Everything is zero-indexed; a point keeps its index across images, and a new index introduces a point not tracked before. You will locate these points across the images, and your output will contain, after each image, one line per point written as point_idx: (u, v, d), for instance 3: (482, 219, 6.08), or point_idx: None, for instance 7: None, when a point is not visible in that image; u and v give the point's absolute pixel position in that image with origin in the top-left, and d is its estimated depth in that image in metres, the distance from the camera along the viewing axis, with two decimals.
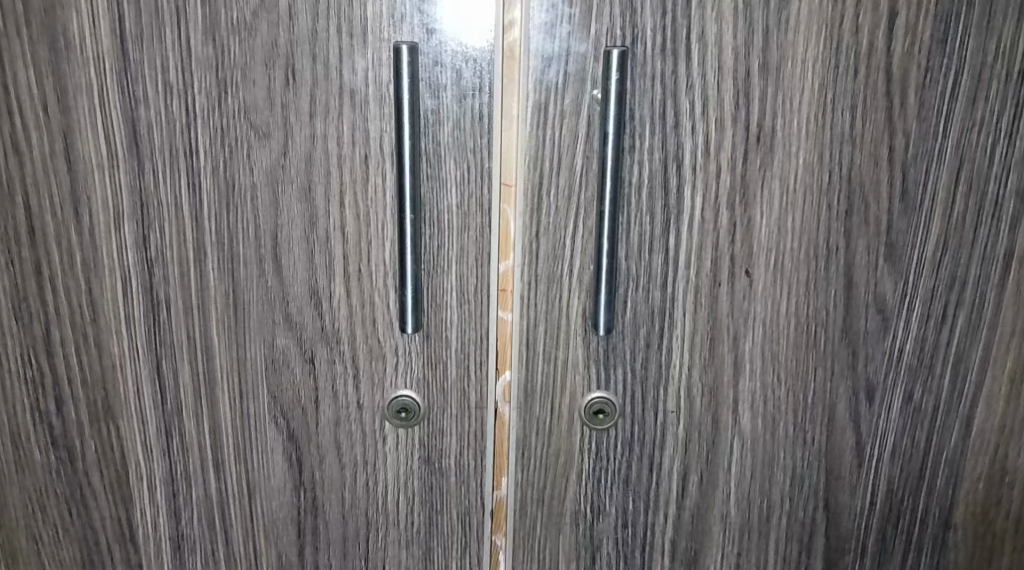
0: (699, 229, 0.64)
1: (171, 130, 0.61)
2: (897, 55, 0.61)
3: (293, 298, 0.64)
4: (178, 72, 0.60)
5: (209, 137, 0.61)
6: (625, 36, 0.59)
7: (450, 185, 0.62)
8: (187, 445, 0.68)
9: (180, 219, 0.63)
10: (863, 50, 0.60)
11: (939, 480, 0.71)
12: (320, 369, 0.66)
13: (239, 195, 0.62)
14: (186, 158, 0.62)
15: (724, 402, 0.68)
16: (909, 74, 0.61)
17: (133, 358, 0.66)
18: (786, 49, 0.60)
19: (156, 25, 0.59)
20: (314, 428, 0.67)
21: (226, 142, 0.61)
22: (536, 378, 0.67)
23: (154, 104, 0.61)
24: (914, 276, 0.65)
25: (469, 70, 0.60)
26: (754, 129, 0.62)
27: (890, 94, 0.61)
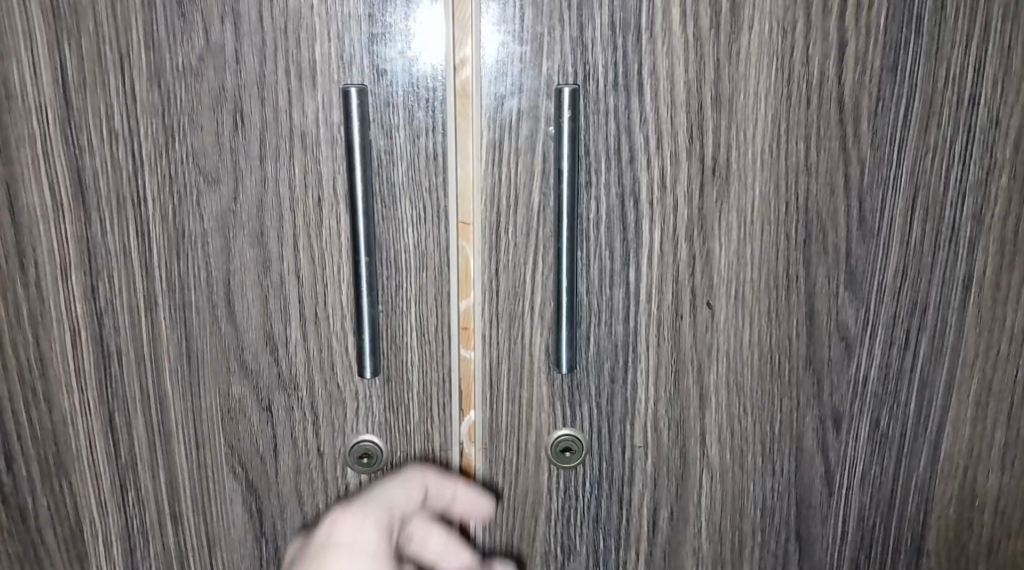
0: (658, 262, 0.63)
1: (117, 178, 0.60)
2: (849, 85, 0.61)
3: (248, 345, 0.63)
4: (123, 119, 0.59)
5: (156, 183, 0.60)
6: (577, 72, 0.59)
7: (406, 225, 0.61)
8: (142, 498, 0.67)
9: (130, 268, 0.62)
10: (814, 80, 0.61)
11: (909, 507, 0.70)
12: (278, 416, 0.65)
13: (190, 241, 0.61)
14: (134, 206, 0.61)
15: (691, 436, 0.68)
16: (862, 103, 0.61)
17: (85, 412, 0.65)
18: (738, 82, 0.60)
19: (99, 73, 0.58)
20: (273, 477, 0.66)
21: (175, 189, 0.60)
22: (501, 417, 0.66)
23: (99, 152, 0.60)
24: (876, 303, 0.65)
25: (421, 109, 0.59)
26: (709, 162, 0.62)
27: (844, 124, 0.62)
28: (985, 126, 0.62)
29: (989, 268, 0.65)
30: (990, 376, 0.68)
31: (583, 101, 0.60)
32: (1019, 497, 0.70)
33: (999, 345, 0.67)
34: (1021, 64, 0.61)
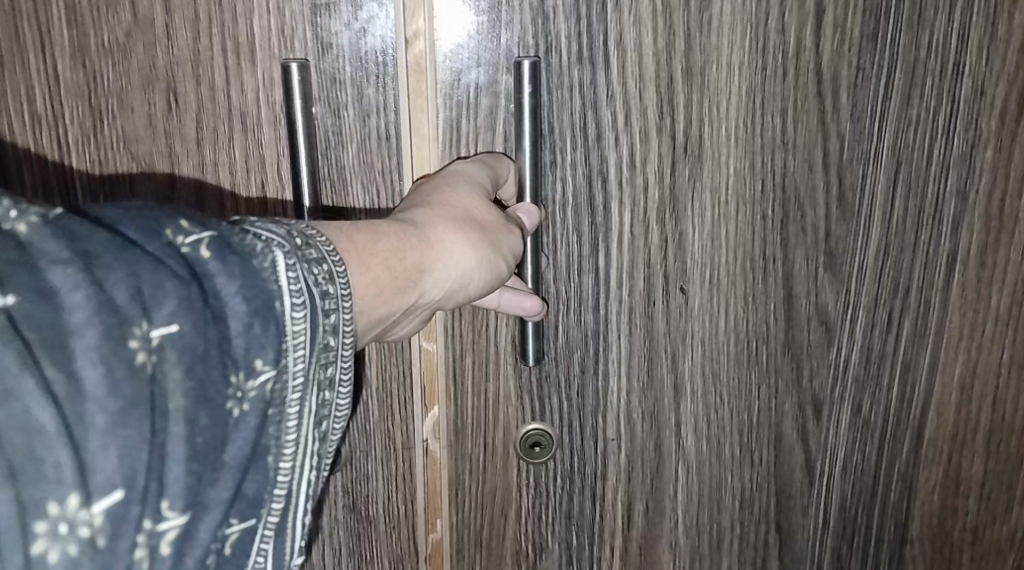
0: (629, 246, 0.60)
1: (42, 165, 0.56)
2: (827, 55, 0.57)
3: None
4: (45, 102, 0.55)
5: (85, 170, 0.56)
6: (538, 44, 0.55)
7: (358, 211, 0.57)
8: None
9: None
10: (789, 50, 0.57)
11: (892, 494, 0.68)
12: None
13: None
14: (62, 195, 0.57)
15: (666, 426, 0.65)
16: (841, 74, 0.58)
17: None
18: (710, 53, 0.57)
19: (18, 51, 0.54)
20: None
21: (105, 176, 0.56)
22: (466, 414, 0.63)
23: (22, 137, 0.56)
24: (856, 285, 0.62)
25: (371, 85, 0.55)
26: (681, 139, 0.58)
27: (823, 95, 0.58)
28: (970, 97, 0.59)
29: (974, 246, 0.62)
30: (974, 358, 0.65)
31: (545, 75, 0.56)
32: (1002, 482, 0.69)
33: (984, 325, 0.64)
34: (1007, 29, 0.58)
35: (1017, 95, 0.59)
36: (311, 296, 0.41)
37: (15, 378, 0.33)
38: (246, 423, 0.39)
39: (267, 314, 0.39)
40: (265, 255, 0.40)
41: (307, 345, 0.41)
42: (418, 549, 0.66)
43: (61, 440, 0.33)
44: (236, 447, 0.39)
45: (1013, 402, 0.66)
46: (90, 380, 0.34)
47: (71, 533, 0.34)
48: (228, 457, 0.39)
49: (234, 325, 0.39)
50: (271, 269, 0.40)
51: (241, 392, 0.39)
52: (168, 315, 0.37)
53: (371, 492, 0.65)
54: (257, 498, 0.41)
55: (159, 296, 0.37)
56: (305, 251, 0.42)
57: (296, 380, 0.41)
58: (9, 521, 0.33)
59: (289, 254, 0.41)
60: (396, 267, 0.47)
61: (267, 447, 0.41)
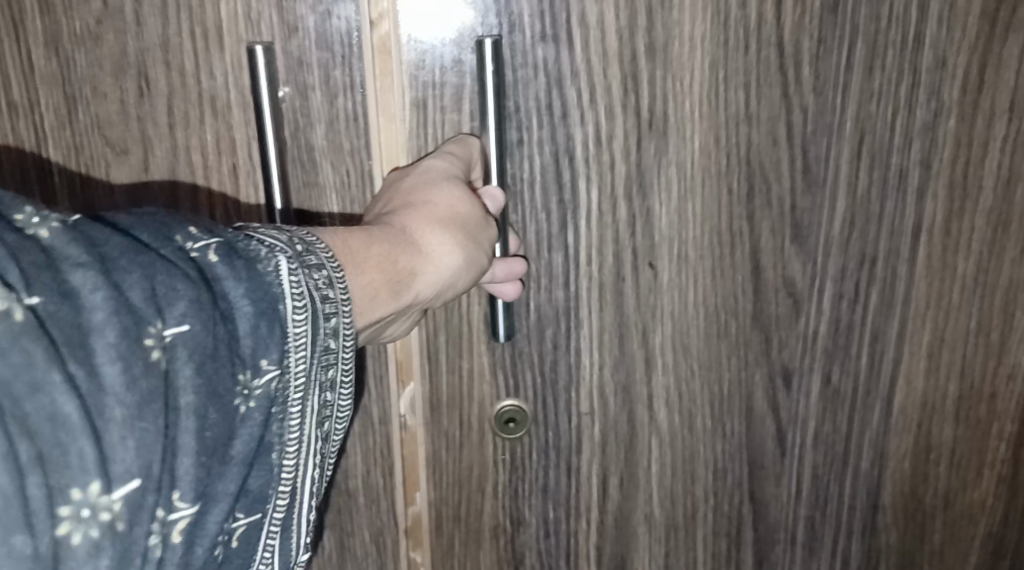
0: (597, 222, 0.61)
1: (20, 152, 0.58)
2: (789, 29, 0.58)
3: None
4: (22, 92, 0.56)
5: (62, 156, 0.58)
6: (502, 23, 0.56)
7: (330, 190, 0.58)
8: None
9: None
10: (750, 25, 0.58)
11: (864, 462, 0.70)
12: None
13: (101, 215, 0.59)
14: (40, 180, 0.59)
15: (638, 400, 0.66)
16: (802, 49, 0.59)
17: None
18: (672, 29, 0.58)
19: None
20: None
21: (81, 161, 0.58)
22: (441, 391, 0.64)
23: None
24: (822, 257, 0.64)
25: (337, 67, 0.55)
26: (646, 115, 0.59)
27: (784, 69, 0.59)
28: (931, 68, 0.60)
29: (938, 215, 0.64)
30: (941, 327, 0.67)
31: (509, 53, 0.57)
32: (972, 449, 0.70)
33: (950, 294, 0.66)
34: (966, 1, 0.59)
35: (978, 64, 0.60)
36: (313, 300, 0.43)
37: (43, 372, 0.34)
38: (252, 419, 0.42)
39: (273, 316, 0.42)
40: (271, 259, 0.43)
41: (308, 348, 0.44)
42: (398, 521, 0.68)
43: (85, 430, 0.35)
44: (243, 441, 0.42)
45: (981, 368, 0.68)
46: (111, 377, 0.36)
47: (93, 518, 0.36)
48: (235, 450, 0.42)
49: (241, 326, 0.41)
50: (275, 274, 0.43)
51: (248, 389, 0.41)
52: (179, 316, 0.39)
53: (350, 467, 0.66)
54: (262, 492, 0.44)
55: (171, 297, 0.39)
56: (306, 257, 0.45)
57: (298, 379, 0.44)
58: (38, 505, 0.34)
59: (292, 260, 0.43)
60: (389, 271, 0.50)
61: (270, 444, 0.44)
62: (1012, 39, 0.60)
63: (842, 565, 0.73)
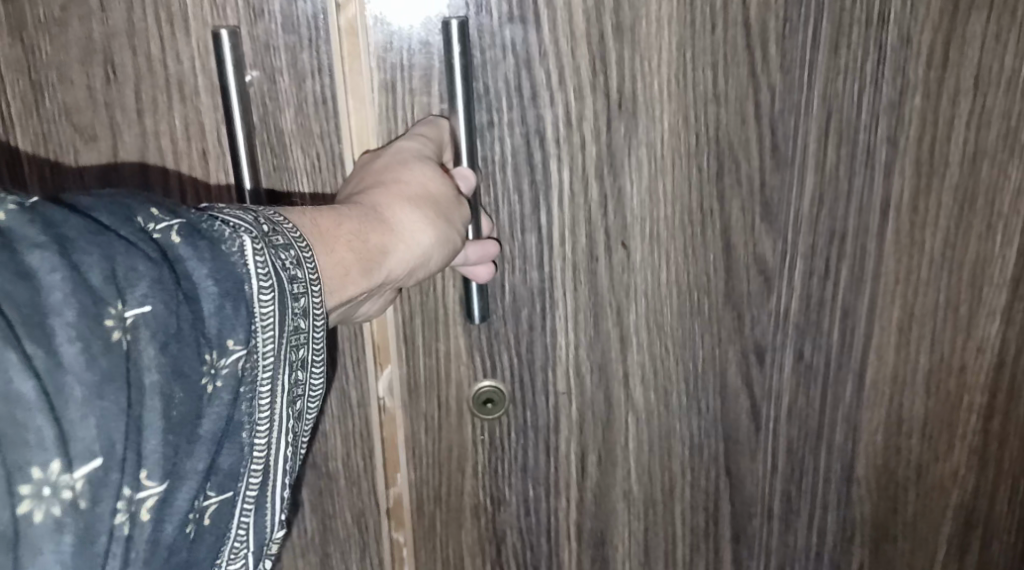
0: (569, 202, 0.62)
1: None
2: (755, 8, 0.59)
3: None
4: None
5: (31, 143, 0.58)
6: (469, 5, 0.56)
7: (300, 172, 0.59)
8: None
9: None
10: (717, 4, 0.58)
11: (837, 436, 0.71)
12: None
13: None
14: (11, 166, 0.58)
15: (614, 378, 0.67)
16: (768, 27, 0.59)
17: None
18: (639, 10, 0.58)
19: None
20: None
21: (51, 148, 0.58)
22: (418, 374, 0.65)
23: None
24: (792, 233, 0.65)
25: (304, 51, 0.56)
26: (614, 95, 0.60)
27: (751, 48, 0.60)
28: (897, 44, 0.61)
29: (906, 191, 0.65)
30: (911, 301, 0.68)
31: (477, 35, 0.57)
32: (943, 421, 0.72)
33: (919, 268, 0.67)
34: None
35: (942, 42, 0.61)
36: (279, 280, 0.44)
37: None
38: (220, 398, 0.42)
39: (238, 295, 0.42)
40: (234, 238, 0.43)
41: (276, 327, 0.44)
42: (379, 501, 0.69)
43: (42, 407, 0.36)
44: (212, 420, 0.42)
45: (952, 342, 0.69)
46: (68, 354, 0.37)
47: (54, 496, 0.36)
48: (204, 429, 0.42)
49: (206, 306, 0.42)
50: (240, 254, 0.43)
51: (214, 369, 0.42)
52: (140, 295, 0.39)
53: (330, 449, 0.67)
54: (235, 472, 0.45)
55: (132, 278, 0.39)
56: (273, 238, 0.45)
57: (267, 359, 0.44)
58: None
59: (257, 240, 0.44)
60: (361, 249, 0.51)
61: (241, 423, 0.44)
62: (975, 16, 0.61)
63: (817, 536, 0.75)
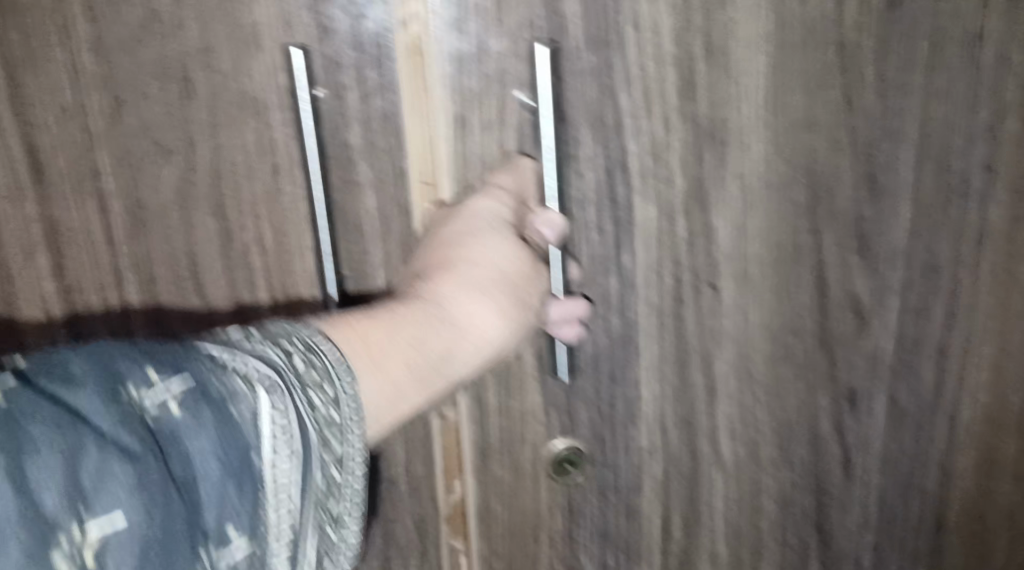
0: (657, 242, 0.58)
1: (75, 155, 0.58)
2: (850, 27, 0.56)
3: (216, 318, 0.61)
4: (73, 92, 0.56)
5: (113, 157, 0.58)
6: (545, 27, 0.53)
7: (366, 187, 0.56)
8: None
9: (94, 245, 0.60)
10: (807, 22, 0.55)
11: (931, 482, 0.70)
12: None
13: (150, 217, 0.59)
14: (94, 181, 0.59)
15: (701, 432, 0.64)
16: (861, 45, 0.57)
17: None
18: (732, 31, 0.55)
19: (42, 46, 0.55)
20: None
21: (131, 162, 0.58)
22: (491, 436, 0.61)
23: (53, 129, 0.57)
24: (882, 265, 0.62)
25: (371, 67, 0.53)
26: (704, 124, 0.56)
27: (841, 69, 0.57)
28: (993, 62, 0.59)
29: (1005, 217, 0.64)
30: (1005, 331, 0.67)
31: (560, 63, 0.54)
32: None
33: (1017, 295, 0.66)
34: None
35: None
36: (301, 434, 0.42)
37: None
38: None
39: (241, 473, 0.40)
40: (249, 400, 0.41)
41: (294, 487, 0.42)
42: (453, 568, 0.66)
43: None
44: None
45: None
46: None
47: None
48: None
49: (204, 491, 0.39)
50: (253, 418, 0.41)
51: (210, 552, 0.40)
52: (114, 503, 0.36)
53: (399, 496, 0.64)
54: None
55: (104, 477, 0.37)
56: (307, 377, 0.43)
57: (285, 524, 0.42)
58: None
59: (275, 396, 0.41)
60: (420, 355, 0.47)
61: None
62: None
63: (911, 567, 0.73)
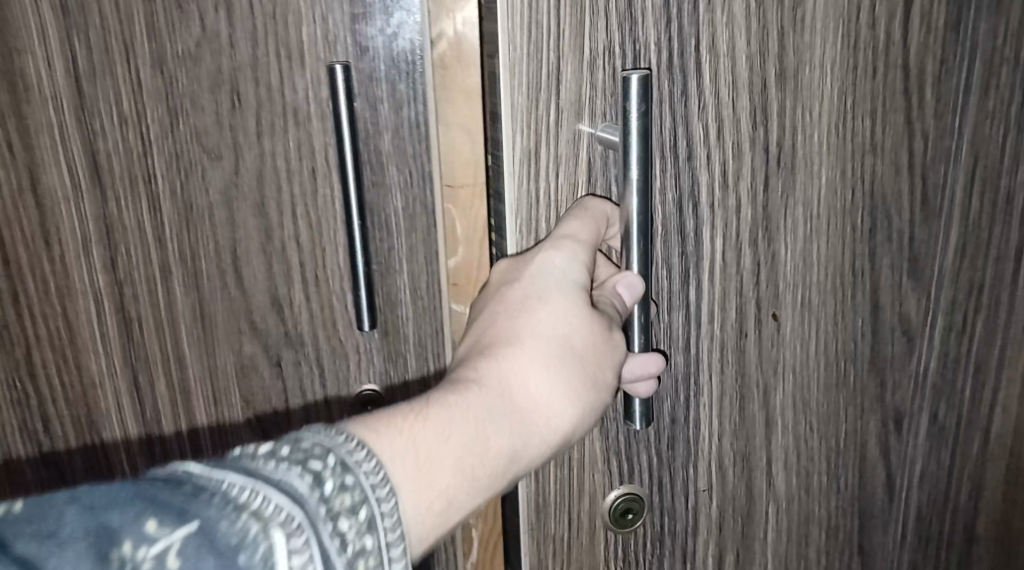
0: (721, 275, 0.56)
1: (132, 157, 0.61)
2: (914, 48, 0.56)
3: (257, 308, 0.64)
4: (132, 104, 0.60)
5: (164, 160, 0.61)
6: (625, 53, 0.51)
7: (394, 190, 0.63)
8: (168, 449, 0.69)
9: (147, 244, 0.62)
10: (879, 45, 0.55)
11: (964, 497, 0.69)
12: (288, 370, 0.66)
13: (197, 213, 0.62)
14: (147, 183, 0.61)
15: (758, 467, 0.62)
16: (927, 69, 0.57)
17: (112, 377, 0.66)
18: (803, 53, 0.54)
19: (106, 61, 0.59)
20: (286, 425, 0.67)
21: (181, 165, 0.61)
22: (549, 492, 0.57)
23: (114, 134, 0.60)
24: (935, 287, 0.62)
25: (403, 82, 0.61)
26: (781, 149, 0.55)
27: (909, 93, 0.57)
28: None
29: None
30: None
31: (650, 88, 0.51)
32: None
33: None
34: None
35: None
36: None
37: None
38: None
39: None
40: None
41: None
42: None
43: None
44: None
45: None
46: None
47: None
48: None
49: None
50: None
51: None
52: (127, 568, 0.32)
53: None
54: None
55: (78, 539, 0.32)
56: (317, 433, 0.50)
57: None
58: None
59: None
60: None
61: None
62: None
63: None
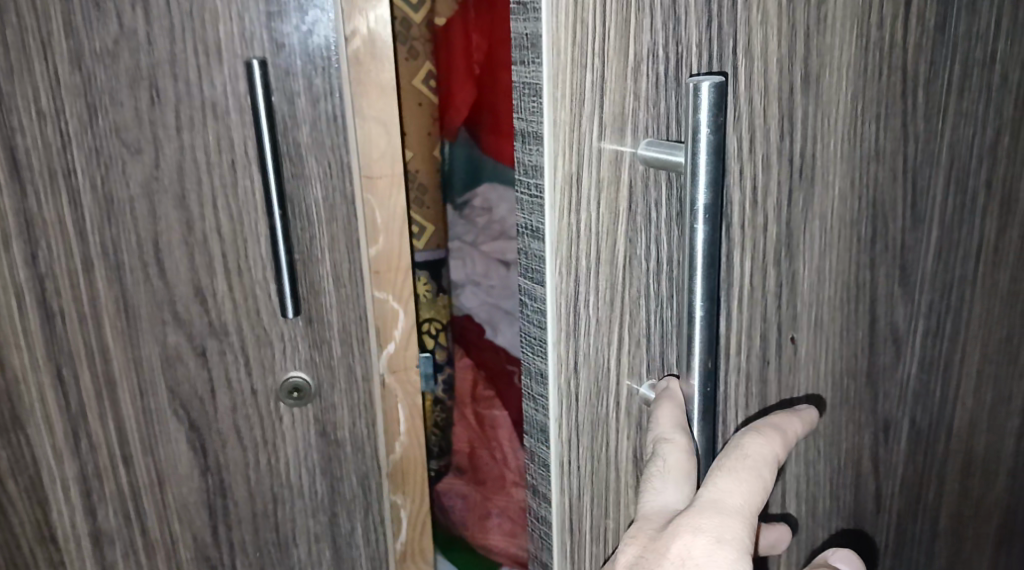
0: (747, 296, 0.52)
1: (47, 152, 0.62)
2: (912, 51, 0.55)
3: (179, 299, 0.66)
4: (49, 100, 0.61)
5: (84, 155, 0.63)
6: (668, 57, 0.46)
7: (314, 180, 0.65)
8: (95, 443, 0.69)
9: (66, 235, 0.64)
10: (885, 47, 0.54)
11: (932, 493, 0.67)
12: (211, 360, 0.68)
13: (118, 208, 0.64)
14: (65, 178, 0.63)
15: (775, 501, 0.57)
16: (920, 70, 0.56)
17: (35, 368, 0.67)
18: (825, 56, 0.51)
19: (24, 61, 0.60)
20: (212, 416, 0.69)
21: (101, 159, 0.63)
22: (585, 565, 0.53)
23: (30, 130, 0.62)
24: (918, 294, 0.61)
25: (319, 77, 0.63)
26: (799, 161, 0.52)
27: (906, 92, 0.56)
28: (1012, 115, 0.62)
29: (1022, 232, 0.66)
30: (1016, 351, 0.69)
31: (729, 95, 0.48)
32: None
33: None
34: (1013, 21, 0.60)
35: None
36: None
37: None
38: None
39: None
40: None
41: None
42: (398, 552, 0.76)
43: None
44: None
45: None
46: None
47: None
48: None
49: None
50: None
51: None
52: None
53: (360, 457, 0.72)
54: None
55: None
56: None
57: None
58: None
59: None
60: None
61: None
62: None
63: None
